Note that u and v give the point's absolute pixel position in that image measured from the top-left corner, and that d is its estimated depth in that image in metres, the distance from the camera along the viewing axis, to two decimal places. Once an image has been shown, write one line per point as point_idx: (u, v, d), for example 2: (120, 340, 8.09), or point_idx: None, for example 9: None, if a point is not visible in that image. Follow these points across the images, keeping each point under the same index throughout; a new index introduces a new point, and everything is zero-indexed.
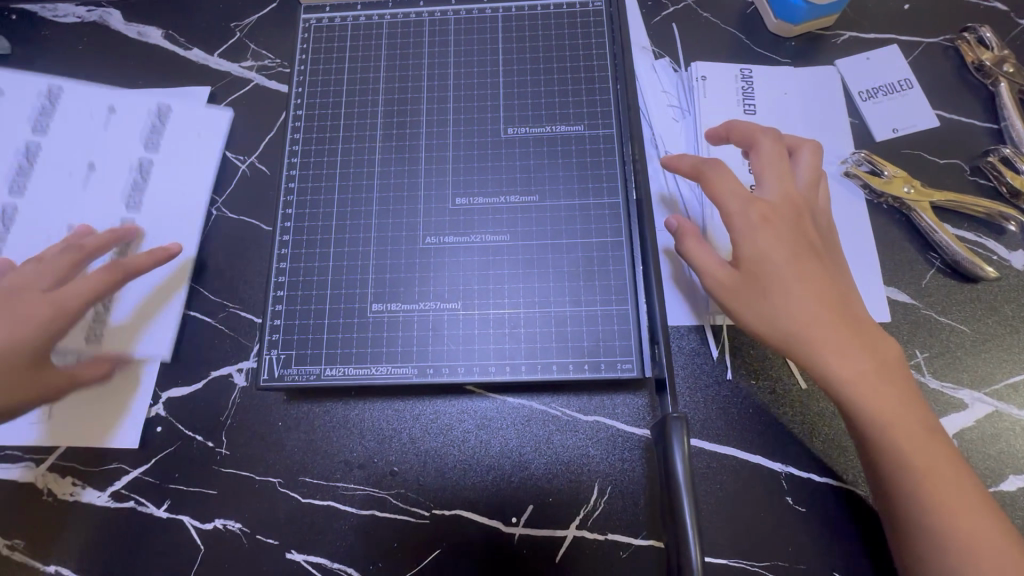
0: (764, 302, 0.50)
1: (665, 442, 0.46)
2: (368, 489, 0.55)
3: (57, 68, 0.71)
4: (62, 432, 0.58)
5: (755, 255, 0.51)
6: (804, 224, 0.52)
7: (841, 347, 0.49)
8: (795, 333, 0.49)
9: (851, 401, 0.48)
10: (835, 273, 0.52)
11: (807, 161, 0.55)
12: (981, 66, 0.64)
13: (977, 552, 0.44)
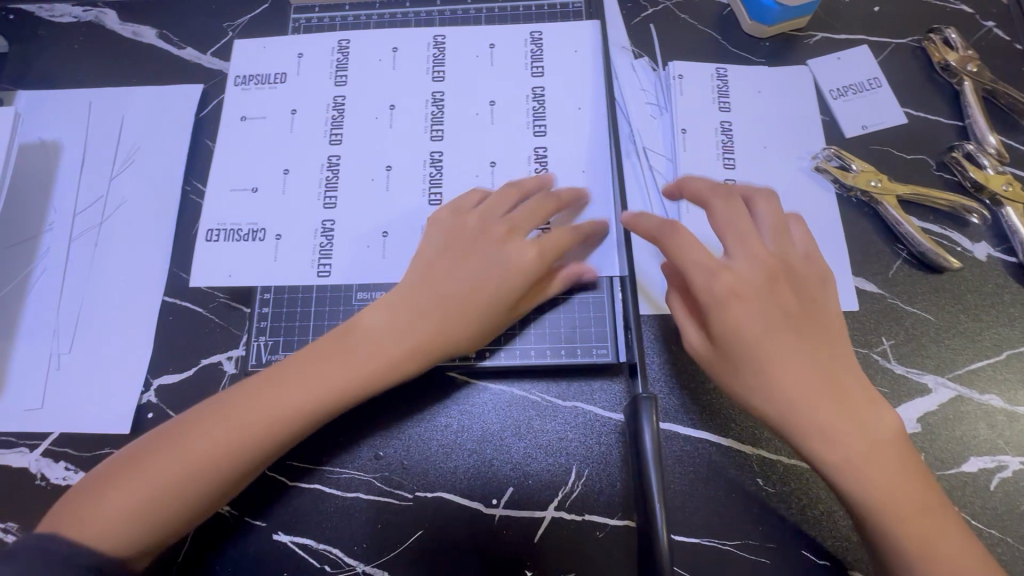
0: (743, 375, 0.48)
1: (636, 420, 0.48)
2: (352, 473, 0.57)
3: (54, 67, 0.73)
4: (58, 419, 0.60)
5: (728, 330, 0.48)
6: (780, 288, 0.49)
7: (830, 425, 0.46)
8: (772, 410, 0.47)
9: (846, 482, 0.45)
10: (817, 336, 0.48)
11: (768, 215, 0.51)
12: (947, 66, 0.67)
13: None
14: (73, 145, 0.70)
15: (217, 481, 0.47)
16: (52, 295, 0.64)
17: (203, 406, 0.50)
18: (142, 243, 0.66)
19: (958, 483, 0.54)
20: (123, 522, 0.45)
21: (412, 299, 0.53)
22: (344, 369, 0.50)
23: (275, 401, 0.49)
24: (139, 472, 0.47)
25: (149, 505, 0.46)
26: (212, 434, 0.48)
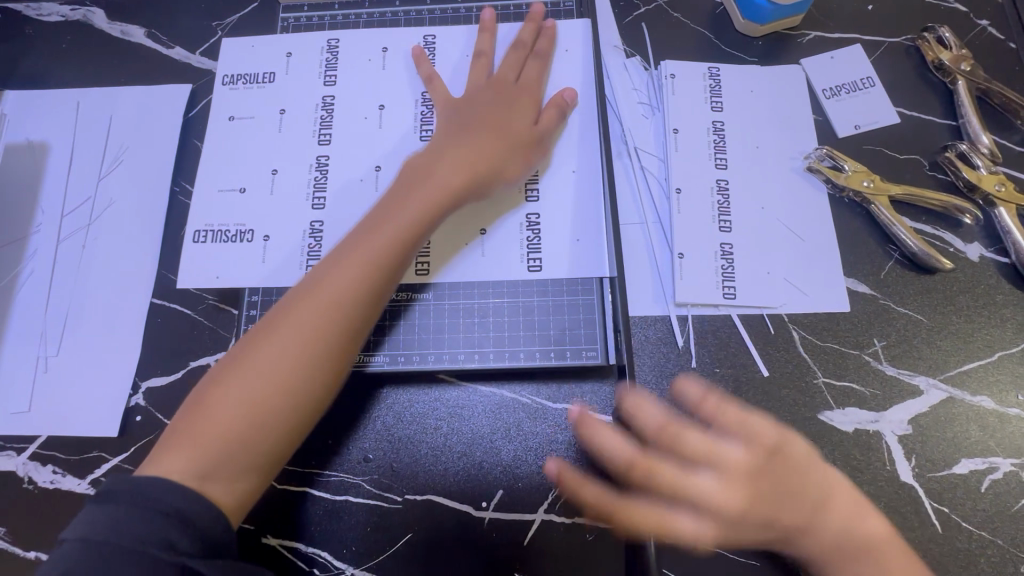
0: (683, 509, 0.49)
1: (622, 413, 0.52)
2: (342, 475, 0.57)
3: (41, 67, 0.73)
4: (45, 422, 0.60)
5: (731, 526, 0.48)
6: (764, 493, 0.48)
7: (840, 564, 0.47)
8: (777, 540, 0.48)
9: None
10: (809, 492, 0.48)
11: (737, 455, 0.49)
12: (941, 65, 0.66)
13: None
14: (62, 146, 0.69)
15: (283, 402, 0.46)
16: (40, 297, 0.64)
17: (242, 340, 0.49)
18: (130, 245, 0.66)
19: (950, 485, 0.54)
20: (204, 462, 0.43)
21: (424, 193, 0.54)
22: (367, 258, 0.51)
23: (309, 306, 0.49)
24: (191, 428, 0.45)
25: (219, 441, 0.44)
26: (260, 354, 0.47)
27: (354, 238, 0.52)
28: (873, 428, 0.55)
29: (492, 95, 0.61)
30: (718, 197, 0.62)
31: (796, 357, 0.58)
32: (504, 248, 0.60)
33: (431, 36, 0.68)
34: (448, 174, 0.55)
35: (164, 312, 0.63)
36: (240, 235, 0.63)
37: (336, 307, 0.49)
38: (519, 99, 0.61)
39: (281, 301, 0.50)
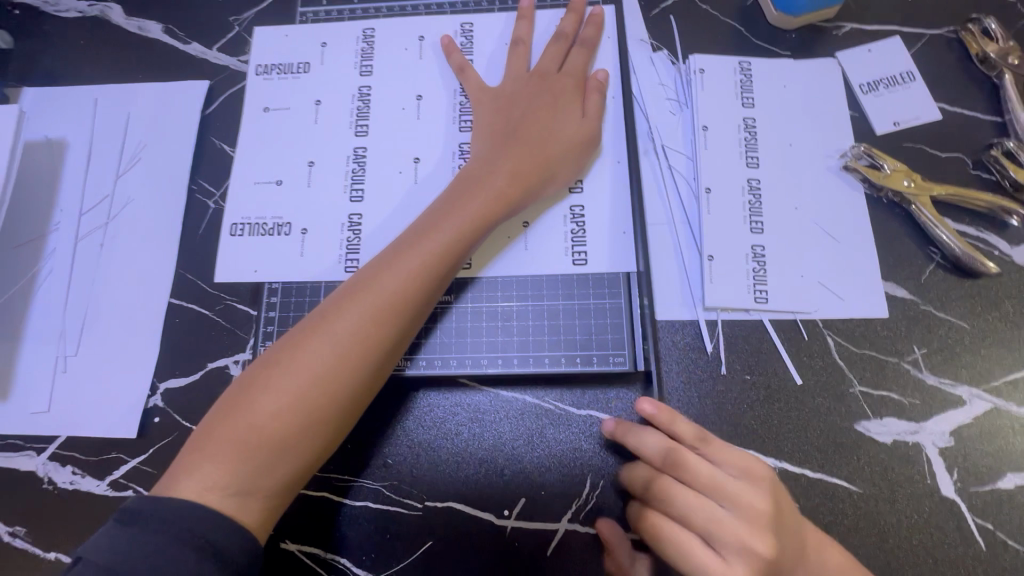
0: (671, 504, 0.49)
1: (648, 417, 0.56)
2: (362, 480, 0.56)
3: (59, 64, 0.72)
4: (63, 423, 0.59)
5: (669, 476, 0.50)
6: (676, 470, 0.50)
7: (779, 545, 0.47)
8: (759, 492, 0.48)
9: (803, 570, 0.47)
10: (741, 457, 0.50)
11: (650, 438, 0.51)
12: (985, 58, 0.63)
13: None
14: (80, 142, 0.69)
15: (322, 416, 0.45)
16: (58, 296, 0.63)
17: (282, 342, 0.48)
18: (148, 245, 0.65)
19: (994, 500, 0.51)
20: (244, 477, 0.42)
21: (469, 200, 0.53)
22: (412, 268, 0.50)
23: (353, 314, 0.47)
24: (230, 432, 0.43)
25: (258, 452, 0.43)
26: (305, 362, 0.45)
27: (399, 246, 0.52)
28: (912, 440, 0.53)
29: (537, 92, 0.59)
30: (749, 196, 0.60)
31: (832, 365, 0.55)
32: (551, 242, 0.59)
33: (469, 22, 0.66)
34: (498, 181, 0.54)
35: (182, 312, 0.62)
36: (273, 228, 0.62)
37: (379, 318, 0.48)
38: (559, 95, 0.59)
39: (325, 305, 0.49)
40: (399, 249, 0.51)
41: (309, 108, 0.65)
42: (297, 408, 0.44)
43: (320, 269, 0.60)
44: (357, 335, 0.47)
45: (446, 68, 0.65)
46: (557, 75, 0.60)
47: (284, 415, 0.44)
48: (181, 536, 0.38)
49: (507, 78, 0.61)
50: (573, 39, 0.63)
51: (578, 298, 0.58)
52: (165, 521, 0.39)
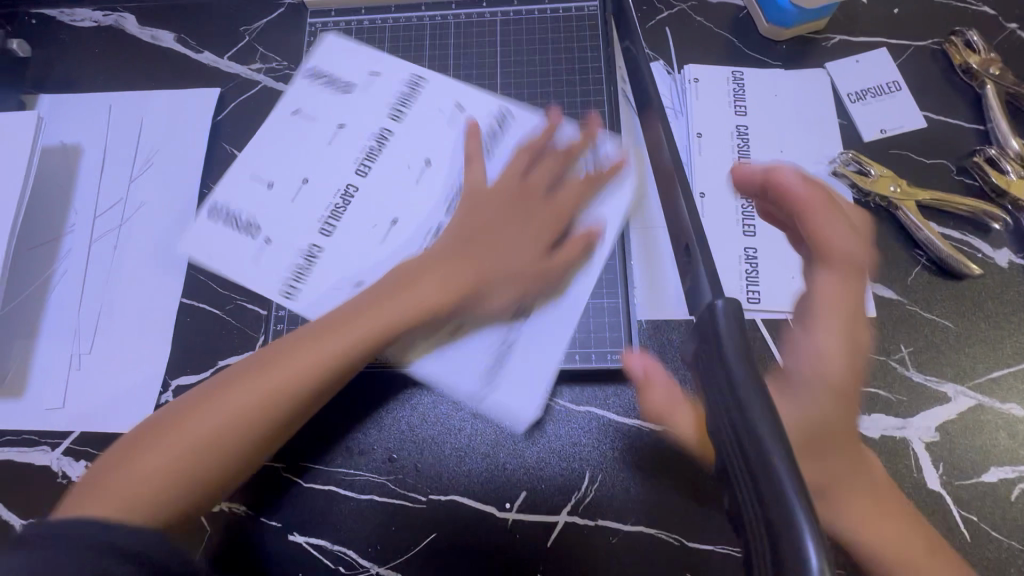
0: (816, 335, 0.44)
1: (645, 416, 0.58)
2: (368, 475, 0.57)
3: (75, 71, 0.74)
4: (77, 419, 0.61)
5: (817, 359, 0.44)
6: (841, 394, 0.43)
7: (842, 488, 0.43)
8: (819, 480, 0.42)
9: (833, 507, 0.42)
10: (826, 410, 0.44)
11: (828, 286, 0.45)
12: (968, 69, 0.66)
13: None
14: (93, 148, 0.71)
15: (221, 462, 0.44)
16: (72, 297, 0.65)
17: (228, 372, 0.48)
18: (160, 247, 0.67)
19: (978, 493, 0.53)
20: (137, 497, 0.42)
21: (412, 287, 0.52)
22: (352, 338, 0.49)
23: (288, 365, 0.47)
24: (144, 454, 0.44)
25: (165, 478, 0.43)
26: (235, 407, 0.45)
27: (338, 314, 0.50)
28: (899, 435, 0.55)
29: (505, 204, 0.59)
30: (742, 201, 0.62)
31: None
32: None
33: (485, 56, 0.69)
34: (437, 284, 0.53)
35: (193, 311, 0.64)
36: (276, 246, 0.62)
37: (286, 391, 0.46)
38: (526, 203, 0.59)
39: (270, 349, 0.49)
40: (340, 314, 0.50)
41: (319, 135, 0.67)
42: (211, 451, 0.44)
43: (288, 271, 0.62)
44: (285, 398, 0.46)
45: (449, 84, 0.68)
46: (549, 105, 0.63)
47: (199, 451, 0.44)
48: None
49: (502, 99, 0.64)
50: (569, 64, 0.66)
51: (567, 321, 0.58)
52: None
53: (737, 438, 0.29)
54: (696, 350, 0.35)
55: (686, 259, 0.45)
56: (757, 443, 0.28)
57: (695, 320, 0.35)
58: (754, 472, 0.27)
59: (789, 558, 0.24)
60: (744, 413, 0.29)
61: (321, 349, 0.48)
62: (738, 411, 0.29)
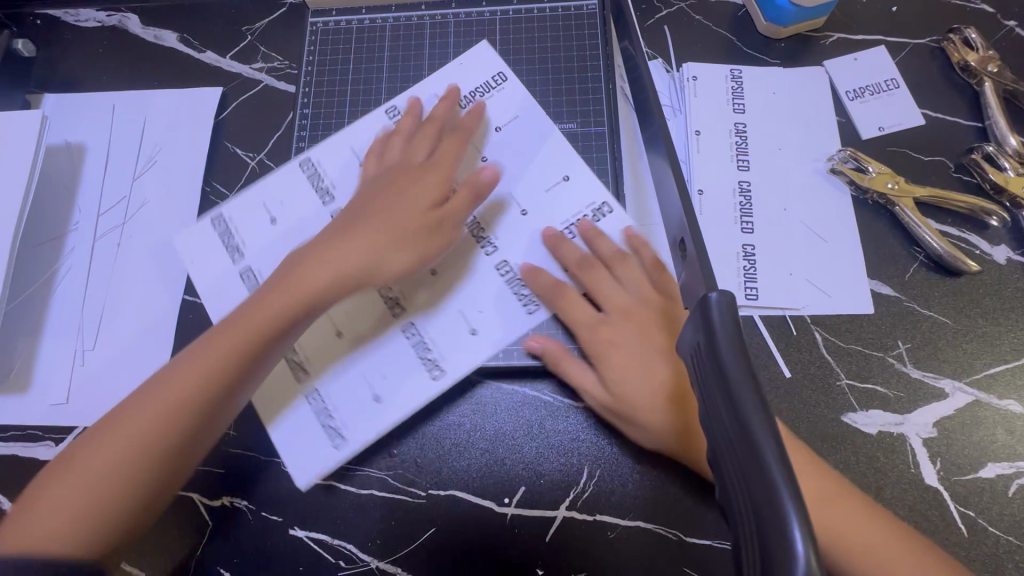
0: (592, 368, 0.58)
1: None
2: (369, 470, 0.58)
3: (78, 71, 0.75)
4: (80, 414, 0.62)
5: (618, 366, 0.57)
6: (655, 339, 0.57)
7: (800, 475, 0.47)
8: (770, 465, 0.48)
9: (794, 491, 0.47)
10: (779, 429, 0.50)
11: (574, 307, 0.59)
12: (966, 66, 0.66)
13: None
14: (97, 146, 0.72)
15: (193, 413, 0.49)
16: (76, 293, 0.66)
17: (148, 388, 0.51)
18: (163, 244, 0.67)
19: (976, 489, 0.53)
20: (74, 528, 0.47)
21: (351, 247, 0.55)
22: (245, 336, 0.51)
23: (194, 365, 0.50)
24: (66, 477, 0.48)
25: (83, 505, 0.47)
26: (133, 424, 0.48)
27: (272, 283, 0.54)
28: (896, 431, 0.55)
29: (428, 143, 0.62)
30: (740, 198, 0.63)
31: (819, 359, 0.58)
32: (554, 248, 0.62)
33: (499, 75, 0.66)
34: (385, 222, 0.56)
35: (195, 308, 0.65)
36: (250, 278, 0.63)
37: (237, 348, 0.50)
38: (455, 148, 0.61)
39: (181, 358, 0.51)
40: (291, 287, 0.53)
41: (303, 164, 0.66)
42: (140, 452, 0.48)
43: None
44: (203, 381, 0.49)
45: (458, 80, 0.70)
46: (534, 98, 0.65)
47: (131, 456, 0.48)
48: None
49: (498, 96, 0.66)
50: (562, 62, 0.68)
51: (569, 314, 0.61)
52: None
53: (730, 430, 0.30)
54: (691, 340, 0.35)
55: (683, 254, 0.45)
56: (748, 437, 0.28)
57: (691, 310, 0.35)
58: (747, 464, 0.28)
59: (775, 543, 0.26)
60: (734, 406, 0.29)
61: (213, 361, 0.50)
62: (731, 403, 0.29)
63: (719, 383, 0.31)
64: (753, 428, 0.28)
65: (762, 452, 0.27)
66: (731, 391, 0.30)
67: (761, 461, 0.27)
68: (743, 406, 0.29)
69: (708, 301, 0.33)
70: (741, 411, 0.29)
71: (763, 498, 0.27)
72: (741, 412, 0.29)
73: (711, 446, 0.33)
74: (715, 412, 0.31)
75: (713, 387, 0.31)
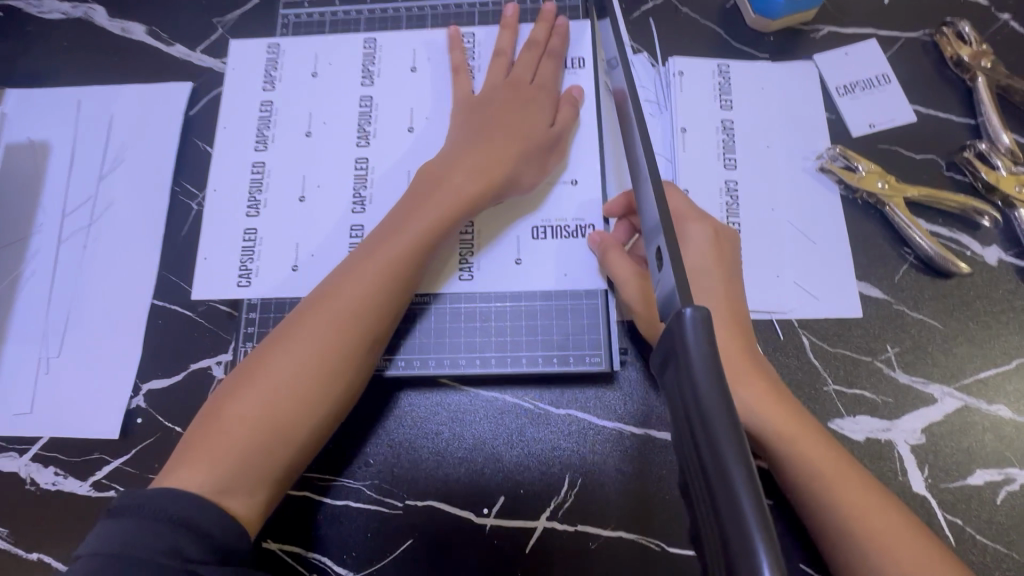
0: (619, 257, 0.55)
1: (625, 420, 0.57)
2: (344, 480, 0.56)
3: (42, 65, 0.72)
4: (45, 424, 0.59)
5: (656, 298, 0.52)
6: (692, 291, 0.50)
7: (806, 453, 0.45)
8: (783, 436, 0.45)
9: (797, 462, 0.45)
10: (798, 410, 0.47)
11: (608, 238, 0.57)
12: (959, 61, 0.64)
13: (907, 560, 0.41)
14: (62, 143, 0.69)
15: (324, 383, 0.47)
16: (40, 298, 0.63)
17: (253, 353, 0.48)
18: (131, 247, 0.65)
19: (964, 496, 0.52)
20: (223, 476, 0.42)
21: (431, 207, 0.53)
22: (347, 312, 0.48)
23: (316, 327, 0.48)
24: (228, 427, 0.44)
25: (231, 453, 0.43)
26: (256, 391, 0.45)
27: (366, 250, 0.52)
28: (884, 437, 0.54)
29: (515, 91, 0.60)
30: (727, 198, 0.61)
31: (806, 364, 0.56)
32: (545, 249, 0.59)
33: (579, 58, 0.64)
34: (459, 180, 0.54)
35: (165, 313, 0.63)
36: (260, 176, 0.63)
37: (360, 317, 0.49)
38: (536, 102, 0.60)
39: (279, 329, 0.49)
40: (366, 257, 0.51)
41: (359, 100, 0.65)
42: (274, 420, 0.45)
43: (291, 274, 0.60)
44: (303, 356, 0.47)
45: (444, 66, 0.65)
46: (533, 85, 0.61)
47: (273, 417, 0.45)
48: (155, 515, 0.39)
49: (487, 84, 0.61)
50: (546, 46, 0.63)
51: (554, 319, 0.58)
52: (140, 505, 0.39)
53: (699, 456, 0.28)
54: (660, 355, 0.32)
55: (659, 265, 0.39)
56: (721, 473, 0.26)
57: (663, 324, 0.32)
58: (718, 500, 0.26)
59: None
60: (707, 437, 0.27)
61: (318, 324, 0.48)
62: (701, 428, 0.28)
63: (690, 406, 0.29)
64: (725, 457, 0.26)
65: (732, 481, 0.26)
66: (705, 421, 0.28)
67: (732, 491, 0.26)
68: (715, 432, 0.27)
69: (681, 317, 0.30)
70: (713, 438, 0.27)
71: (732, 530, 0.25)
72: (715, 445, 0.27)
73: (681, 468, 0.32)
74: (687, 437, 0.29)
75: (683, 409, 0.30)
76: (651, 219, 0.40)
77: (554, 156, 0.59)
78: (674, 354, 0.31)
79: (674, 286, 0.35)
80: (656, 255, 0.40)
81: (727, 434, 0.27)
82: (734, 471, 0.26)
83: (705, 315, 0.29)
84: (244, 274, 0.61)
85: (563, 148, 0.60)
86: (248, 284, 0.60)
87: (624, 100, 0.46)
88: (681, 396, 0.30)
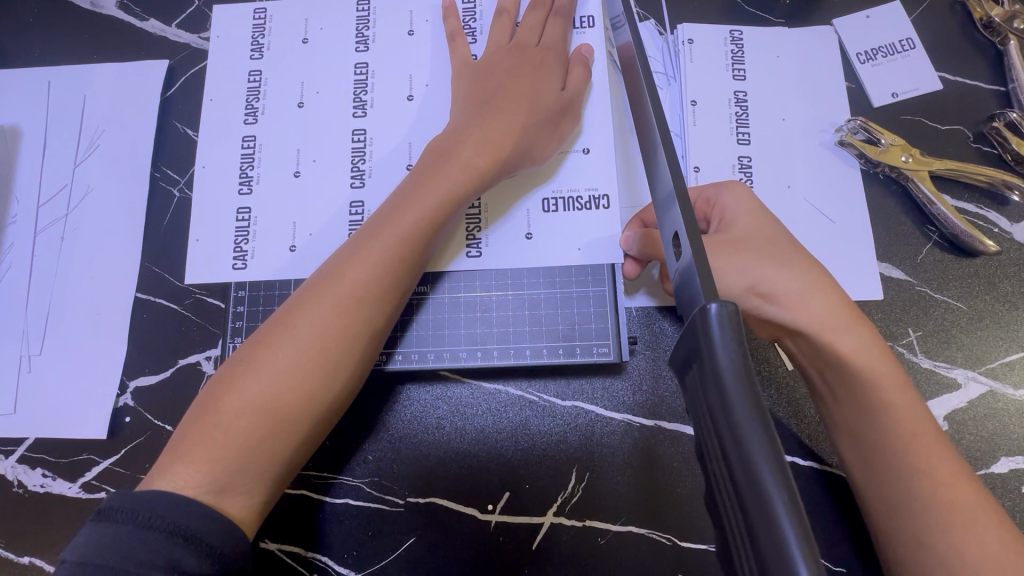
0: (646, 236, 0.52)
1: (635, 411, 0.55)
2: (343, 478, 0.54)
3: (8, 43, 0.68)
4: (28, 426, 0.57)
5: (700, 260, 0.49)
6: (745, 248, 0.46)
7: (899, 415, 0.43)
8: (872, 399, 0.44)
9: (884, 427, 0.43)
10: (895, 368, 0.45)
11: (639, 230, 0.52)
12: (990, 23, 0.60)
13: (980, 537, 0.40)
14: (34, 128, 0.65)
15: (323, 374, 0.43)
16: (19, 293, 0.60)
17: (248, 342, 0.45)
18: (112, 237, 0.62)
19: (988, 485, 0.50)
20: (219, 474, 0.40)
21: (433, 185, 0.49)
22: (346, 297, 0.45)
23: (315, 318, 0.44)
24: (223, 423, 0.41)
25: (226, 450, 0.40)
26: (250, 385, 0.42)
27: (366, 232, 0.48)
28: None
29: (519, 59, 0.56)
30: (741, 175, 0.57)
31: None
32: (554, 229, 0.55)
33: (588, 18, 0.60)
34: (465, 155, 0.50)
35: (151, 306, 0.60)
36: (251, 152, 0.59)
37: (359, 304, 0.45)
38: (544, 68, 0.55)
39: (274, 317, 0.46)
40: (366, 240, 0.48)
41: (353, 68, 0.61)
42: (269, 415, 0.42)
43: (286, 258, 0.57)
44: (299, 346, 0.43)
45: (441, 34, 0.61)
46: (540, 48, 0.56)
47: (269, 411, 0.42)
48: (150, 522, 0.36)
49: (490, 49, 0.57)
50: (551, 7, 0.59)
51: (565, 305, 0.55)
52: (133, 512, 0.37)
53: (728, 465, 0.25)
54: (684, 356, 0.30)
55: (677, 251, 0.36)
56: (755, 485, 0.24)
57: (684, 323, 0.30)
58: (751, 515, 0.24)
59: None
60: (739, 450, 0.25)
61: (314, 310, 0.44)
62: (732, 438, 0.25)
63: (717, 413, 0.26)
64: (758, 469, 0.24)
65: (767, 496, 0.23)
66: (736, 431, 0.25)
67: (767, 507, 0.23)
68: (748, 442, 0.24)
69: (707, 313, 0.27)
70: (745, 448, 0.24)
71: (768, 549, 0.23)
72: (748, 459, 0.24)
73: (704, 477, 0.29)
74: (714, 446, 0.27)
75: (709, 415, 0.27)
76: (666, 196, 0.36)
77: (568, 123, 0.55)
78: (699, 353, 0.28)
79: (693, 261, 0.32)
80: (674, 241, 0.36)
81: (762, 444, 0.24)
82: (769, 485, 0.23)
83: (733, 312, 0.27)
84: (240, 256, 0.57)
85: (576, 116, 0.56)
86: (244, 267, 0.57)
87: (634, 66, 0.42)
88: (707, 404, 0.27)
